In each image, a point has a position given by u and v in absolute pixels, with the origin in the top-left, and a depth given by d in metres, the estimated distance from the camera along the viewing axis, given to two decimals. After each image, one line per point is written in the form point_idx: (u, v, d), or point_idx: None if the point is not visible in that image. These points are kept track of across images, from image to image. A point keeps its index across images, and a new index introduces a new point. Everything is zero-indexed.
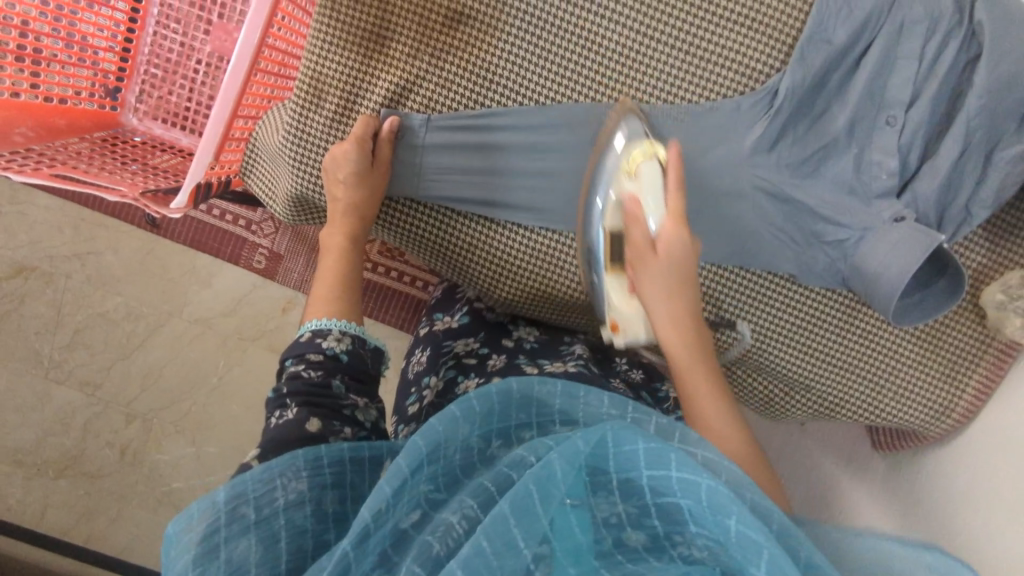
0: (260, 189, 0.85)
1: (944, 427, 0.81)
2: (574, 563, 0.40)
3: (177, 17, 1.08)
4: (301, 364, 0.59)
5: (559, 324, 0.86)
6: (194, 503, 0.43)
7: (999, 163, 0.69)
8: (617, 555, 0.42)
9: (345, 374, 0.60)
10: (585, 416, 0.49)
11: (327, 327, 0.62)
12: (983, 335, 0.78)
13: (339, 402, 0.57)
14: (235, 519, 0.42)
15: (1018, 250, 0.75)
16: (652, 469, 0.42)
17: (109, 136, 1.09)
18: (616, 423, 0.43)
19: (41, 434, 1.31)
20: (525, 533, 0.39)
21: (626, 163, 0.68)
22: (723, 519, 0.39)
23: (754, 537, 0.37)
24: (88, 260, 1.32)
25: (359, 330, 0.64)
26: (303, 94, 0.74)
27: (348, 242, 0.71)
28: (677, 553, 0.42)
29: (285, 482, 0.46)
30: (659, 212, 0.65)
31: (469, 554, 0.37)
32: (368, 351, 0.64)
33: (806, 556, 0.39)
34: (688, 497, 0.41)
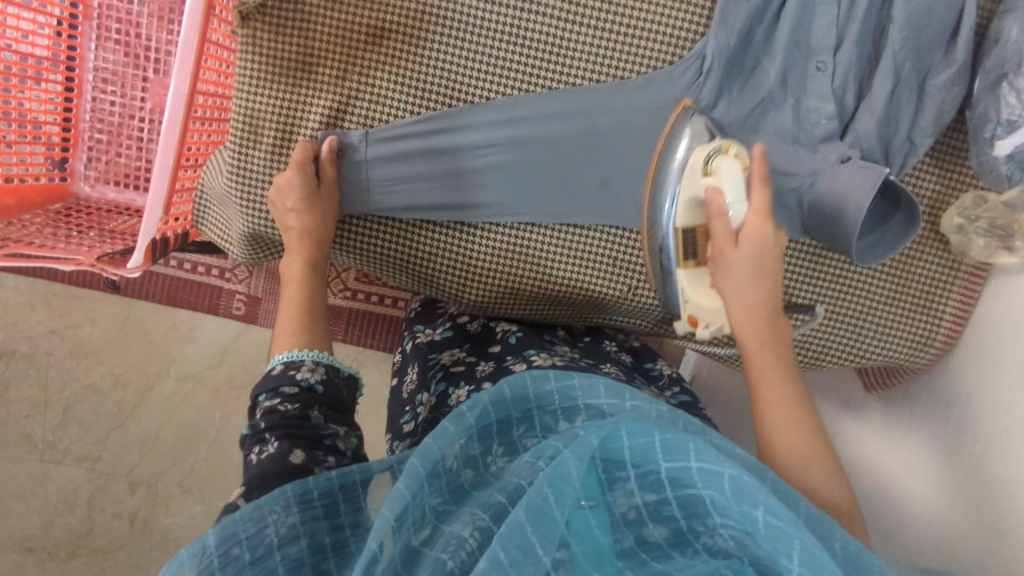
0: (216, 234, 0.84)
1: (928, 358, 0.80)
2: (597, 566, 0.39)
3: (114, 80, 1.08)
4: (276, 398, 0.59)
5: (537, 320, 0.86)
6: (182, 550, 0.42)
7: (932, 92, 0.71)
8: (642, 553, 0.41)
9: (323, 405, 0.60)
10: (586, 403, 0.49)
11: (299, 358, 0.62)
12: (949, 259, 0.79)
13: (319, 432, 0.57)
14: (230, 560, 0.42)
15: (969, 172, 0.76)
16: (670, 461, 0.41)
17: (63, 209, 1.08)
18: (627, 418, 0.42)
19: (48, 517, 1.29)
20: (544, 540, 0.38)
21: (702, 161, 0.68)
22: (750, 509, 0.38)
23: (784, 527, 0.37)
24: (67, 335, 1.31)
25: (331, 358, 0.64)
26: (240, 132, 0.75)
27: (309, 267, 0.72)
28: (701, 545, 0.41)
29: (274, 516, 0.45)
30: (739, 206, 0.65)
31: (486, 567, 0.36)
32: (343, 379, 0.63)
33: (841, 546, 0.39)
34: (710, 488, 0.40)
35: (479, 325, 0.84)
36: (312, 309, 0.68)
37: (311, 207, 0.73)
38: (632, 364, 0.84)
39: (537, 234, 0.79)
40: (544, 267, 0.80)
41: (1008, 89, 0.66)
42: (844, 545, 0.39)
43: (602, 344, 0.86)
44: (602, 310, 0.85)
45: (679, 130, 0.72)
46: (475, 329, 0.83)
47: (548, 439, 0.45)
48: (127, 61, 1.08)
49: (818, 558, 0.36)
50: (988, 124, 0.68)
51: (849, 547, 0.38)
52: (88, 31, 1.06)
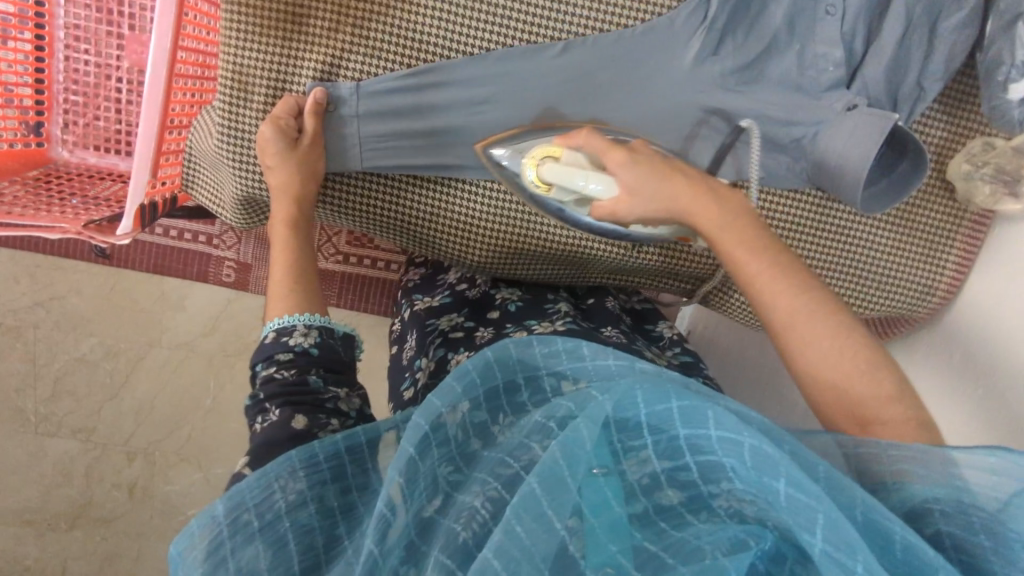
0: (207, 198, 0.82)
1: (930, 307, 0.80)
2: (614, 538, 0.38)
3: (87, 38, 1.03)
4: (272, 366, 0.58)
5: (538, 280, 0.85)
6: (192, 521, 0.42)
7: (944, 34, 0.69)
8: (660, 521, 0.40)
9: (320, 367, 0.59)
10: (593, 364, 0.46)
11: (292, 323, 0.60)
12: (954, 206, 0.78)
13: (320, 396, 0.56)
14: (240, 527, 0.41)
15: (980, 117, 0.75)
16: (688, 428, 0.40)
17: (41, 174, 1.04)
18: (644, 382, 0.41)
19: (45, 489, 1.29)
20: (559, 510, 0.38)
21: (540, 186, 0.68)
22: (770, 480, 0.37)
23: (806, 501, 0.36)
24: (52, 306, 1.28)
25: (324, 320, 0.62)
26: (228, 89, 0.71)
27: (277, 222, 0.69)
28: (717, 508, 0.41)
29: (279, 483, 0.44)
30: (594, 177, 0.62)
31: (502, 540, 0.36)
32: (337, 339, 0.61)
33: (861, 511, 0.37)
34: (729, 455, 0.39)
35: (478, 291, 0.82)
36: (300, 271, 0.66)
37: (298, 167, 0.70)
38: (632, 325, 0.85)
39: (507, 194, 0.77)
40: (547, 231, 0.79)
41: None
42: (866, 511, 0.36)
43: (603, 302, 0.85)
44: (604, 270, 0.85)
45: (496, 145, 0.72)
46: (474, 295, 0.81)
47: (559, 399, 0.45)
48: (99, 17, 1.02)
49: (842, 533, 0.34)
50: (1001, 67, 0.67)
51: (873, 515, 0.36)
52: None
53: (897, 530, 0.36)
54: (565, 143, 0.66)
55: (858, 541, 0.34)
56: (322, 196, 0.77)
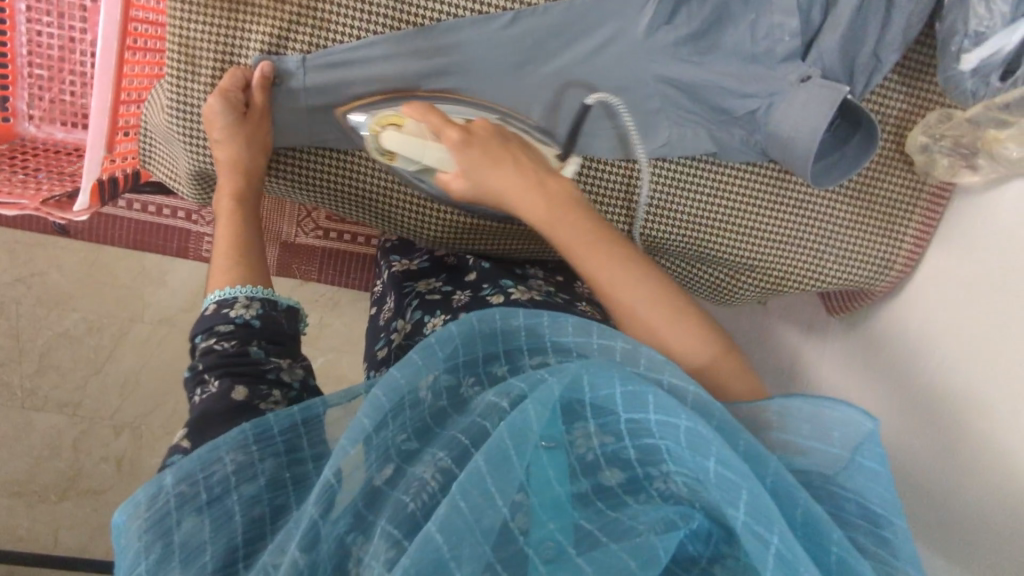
0: (164, 172, 0.81)
1: (887, 281, 0.82)
2: (553, 516, 0.40)
3: (48, 9, 1.01)
4: (211, 338, 0.58)
5: (502, 253, 0.85)
6: (137, 488, 0.42)
7: (901, 4, 0.68)
8: (598, 501, 0.43)
9: (262, 339, 0.59)
10: (552, 341, 0.49)
11: (232, 296, 0.61)
12: (913, 178, 0.78)
13: (260, 367, 0.57)
14: (187, 500, 0.42)
15: (938, 89, 0.74)
16: (629, 411, 0.42)
17: (8, 149, 1.05)
18: (591, 365, 0.42)
19: (33, 462, 1.31)
20: (502, 486, 0.38)
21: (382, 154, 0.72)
22: (702, 460, 0.39)
23: (733, 477, 0.37)
24: (33, 282, 1.29)
25: (267, 292, 0.63)
26: (175, 61, 0.70)
27: (232, 199, 0.71)
28: (654, 490, 0.43)
29: (230, 454, 0.45)
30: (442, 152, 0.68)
31: (446, 514, 0.36)
32: (281, 312, 0.63)
33: (771, 482, 0.41)
34: (667, 439, 0.41)
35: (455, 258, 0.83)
36: (249, 251, 0.67)
37: (251, 136, 0.71)
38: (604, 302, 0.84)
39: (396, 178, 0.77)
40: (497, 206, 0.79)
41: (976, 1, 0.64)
42: (775, 481, 0.41)
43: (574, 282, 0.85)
44: None
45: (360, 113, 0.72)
46: (451, 261, 0.83)
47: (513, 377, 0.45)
48: None
49: (765, 508, 0.36)
50: (955, 37, 0.66)
51: (780, 487, 0.41)
52: None
53: (801, 500, 0.40)
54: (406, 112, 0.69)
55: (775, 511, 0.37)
56: (274, 168, 0.77)
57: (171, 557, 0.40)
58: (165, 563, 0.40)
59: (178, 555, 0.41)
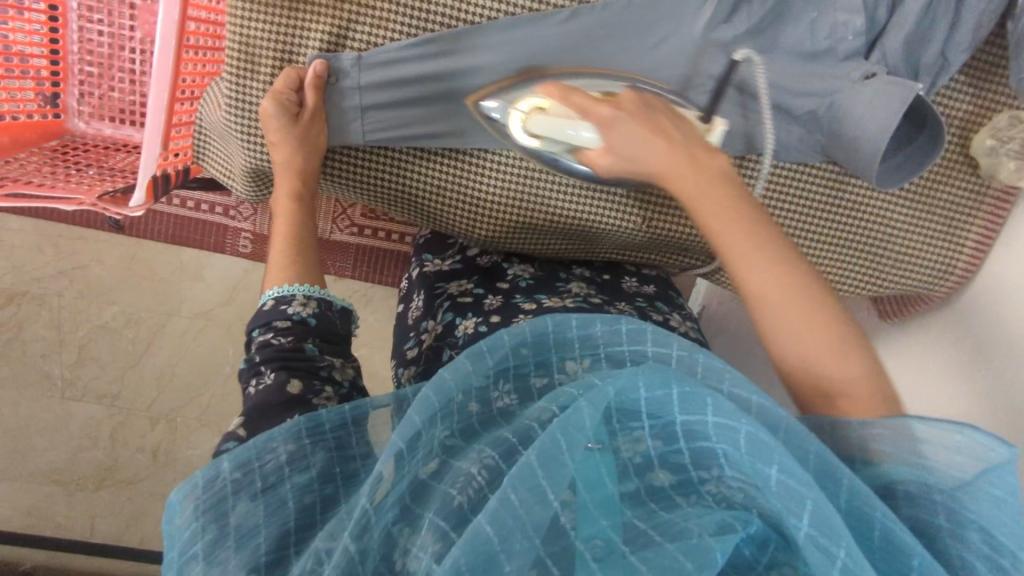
0: (217, 169, 0.82)
1: (946, 288, 0.80)
2: (605, 513, 0.38)
3: (99, 7, 1.02)
4: (269, 332, 0.59)
5: (552, 255, 0.85)
6: (198, 470, 0.43)
7: (971, 4, 0.66)
8: (650, 502, 0.40)
9: (317, 337, 0.60)
10: (608, 351, 0.46)
11: (290, 293, 0.62)
12: (977, 183, 0.76)
13: (315, 363, 0.57)
14: (244, 485, 0.43)
15: (1006, 90, 0.72)
16: (685, 414, 0.39)
17: (58, 146, 1.06)
18: (645, 369, 0.40)
19: (72, 452, 1.33)
20: (554, 484, 0.37)
21: (528, 140, 0.70)
22: (762, 467, 0.36)
23: (795, 485, 0.35)
24: (74, 275, 1.30)
25: (323, 292, 0.63)
26: (236, 61, 0.71)
27: (293, 202, 0.71)
28: (706, 492, 0.40)
29: (284, 445, 0.45)
30: (580, 126, 0.63)
31: (496, 506, 0.35)
32: (335, 312, 0.63)
33: (845, 499, 0.38)
34: (722, 442, 0.38)
35: (489, 261, 0.83)
36: (303, 244, 0.68)
37: (303, 141, 0.71)
38: (655, 293, 0.84)
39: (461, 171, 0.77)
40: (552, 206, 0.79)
41: None
42: (850, 490, 0.38)
43: (619, 283, 0.85)
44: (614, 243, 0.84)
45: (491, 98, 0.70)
46: (485, 262, 0.83)
47: (562, 386, 0.44)
48: None
49: (828, 520, 0.34)
50: None
51: (855, 502, 0.38)
52: None
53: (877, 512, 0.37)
54: (547, 94, 0.65)
55: (843, 528, 0.34)
56: (326, 168, 0.78)
57: (226, 539, 0.40)
58: (219, 546, 0.40)
59: (234, 535, 0.41)
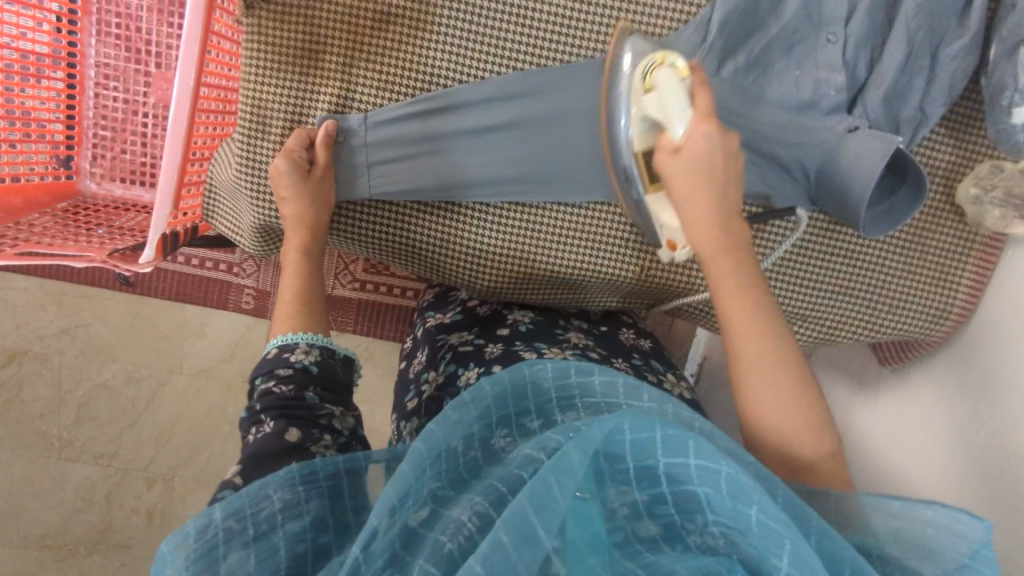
0: (227, 227, 0.84)
1: (943, 332, 0.80)
2: (594, 553, 0.44)
3: (116, 75, 1.08)
4: (271, 380, 0.60)
5: (552, 305, 0.86)
6: (189, 521, 0.43)
7: (946, 62, 0.69)
8: (635, 544, 0.46)
9: (318, 385, 0.60)
10: (582, 399, 0.52)
11: (294, 341, 0.63)
12: (965, 232, 0.78)
13: (315, 412, 0.57)
14: (235, 535, 0.42)
15: (985, 140, 0.75)
16: (668, 456, 0.45)
17: (70, 206, 1.08)
18: (630, 414, 0.45)
19: (66, 514, 1.31)
20: (545, 523, 0.40)
21: (642, 80, 0.66)
22: (744, 508, 0.42)
23: (777, 528, 0.40)
24: (78, 333, 1.31)
25: (326, 340, 0.64)
26: (247, 123, 0.74)
27: (293, 252, 0.73)
28: (691, 541, 0.46)
29: (278, 493, 0.46)
30: (686, 118, 0.62)
31: (488, 550, 0.38)
32: (337, 360, 0.64)
33: (816, 539, 0.41)
34: (705, 485, 0.44)
35: (489, 310, 0.85)
36: (303, 292, 0.69)
37: (318, 197, 0.74)
38: (650, 350, 0.84)
39: (464, 222, 0.79)
40: (554, 257, 0.81)
41: None
42: (818, 538, 0.42)
43: (616, 337, 0.85)
44: (612, 291, 0.85)
45: (620, 51, 0.69)
46: (485, 312, 0.84)
47: (548, 432, 0.48)
48: (127, 56, 1.07)
49: (807, 561, 0.39)
50: (1004, 91, 0.67)
51: (826, 542, 0.41)
52: (88, 27, 1.06)
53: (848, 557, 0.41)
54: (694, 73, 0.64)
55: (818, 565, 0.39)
56: (334, 224, 0.80)
57: None
58: None
59: None
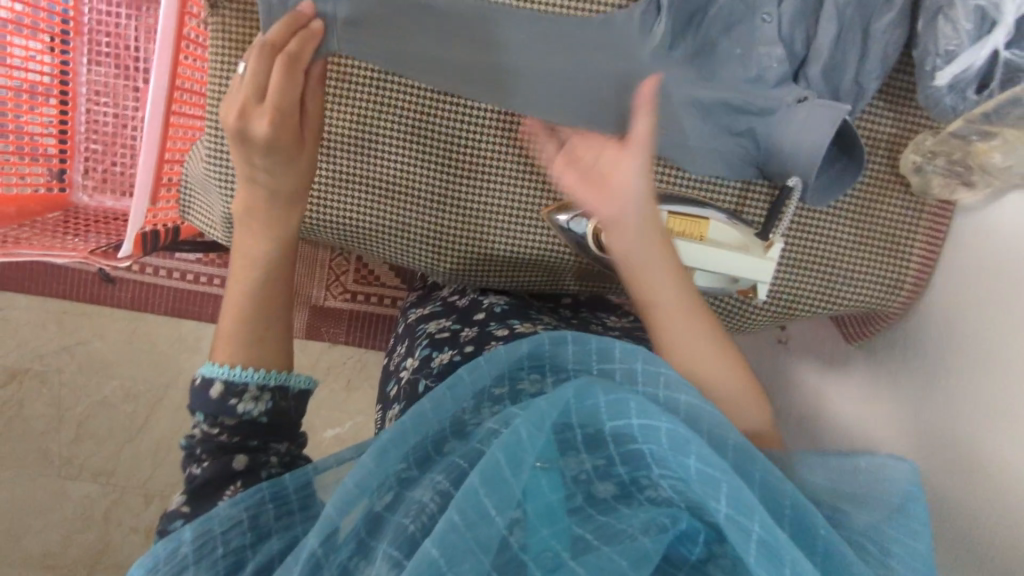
0: (201, 221, 0.88)
1: (900, 301, 0.83)
2: (546, 522, 0.42)
3: (106, 92, 1.14)
4: (215, 422, 0.59)
5: (519, 287, 0.90)
6: (159, 544, 0.45)
7: (876, 36, 0.72)
8: (588, 508, 0.44)
9: (262, 432, 0.60)
10: (552, 365, 0.53)
11: (242, 381, 0.60)
12: (914, 202, 0.80)
13: (257, 455, 0.59)
14: (205, 554, 0.44)
15: (923, 111, 0.78)
16: (613, 420, 0.45)
17: (62, 216, 1.13)
18: (577, 380, 0.46)
19: (65, 533, 1.33)
20: (497, 502, 0.40)
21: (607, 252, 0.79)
22: (684, 458, 0.42)
23: (712, 471, 0.40)
24: (76, 350, 1.35)
25: (279, 379, 0.62)
26: (216, 115, 0.79)
27: (274, 211, 0.69)
28: (643, 496, 0.45)
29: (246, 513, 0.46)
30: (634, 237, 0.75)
31: (444, 531, 0.38)
32: (287, 399, 0.62)
33: (759, 473, 0.43)
34: (650, 441, 0.44)
35: (468, 300, 0.87)
36: (275, 281, 0.67)
37: (277, 118, 0.65)
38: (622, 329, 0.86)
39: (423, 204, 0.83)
40: (498, 236, 0.85)
41: (944, 22, 0.67)
42: (763, 475, 0.43)
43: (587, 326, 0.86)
44: (577, 275, 0.88)
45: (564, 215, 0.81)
46: (463, 304, 0.86)
47: (512, 410, 0.47)
48: (117, 73, 1.13)
49: (741, 498, 0.39)
50: (927, 57, 0.70)
51: (769, 479, 0.43)
52: (80, 46, 1.12)
53: (786, 493, 0.43)
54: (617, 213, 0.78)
55: (757, 504, 0.39)
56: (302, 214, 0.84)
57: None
58: None
59: None
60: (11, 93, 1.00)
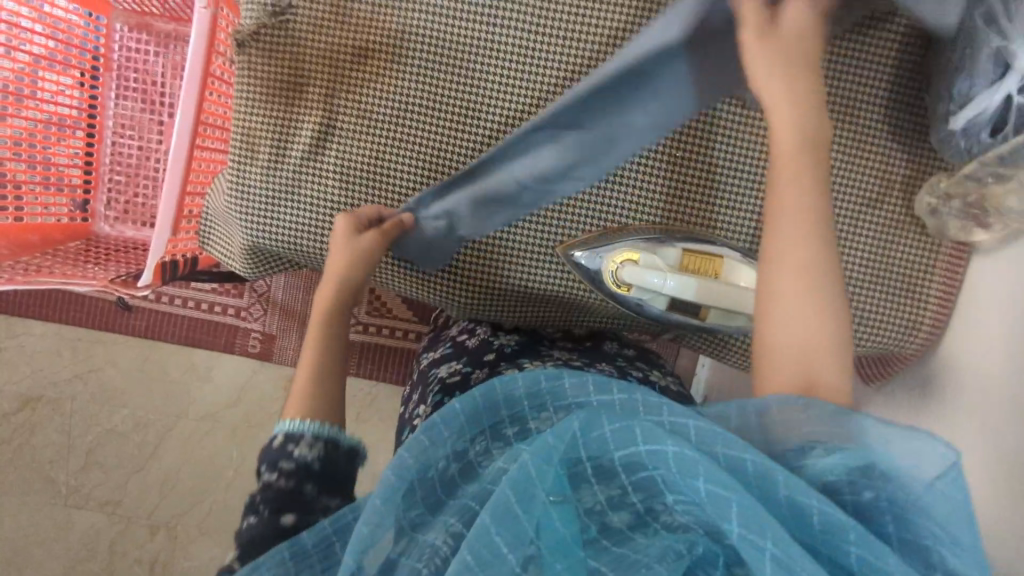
0: (220, 252, 0.90)
1: (916, 343, 0.82)
2: (560, 557, 0.42)
3: (131, 125, 1.17)
4: (274, 472, 0.61)
5: (532, 324, 0.91)
6: None
7: None
8: (603, 539, 0.44)
9: (317, 482, 0.61)
10: (555, 402, 0.49)
11: (300, 430, 0.63)
12: (929, 242, 0.80)
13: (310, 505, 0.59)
14: None
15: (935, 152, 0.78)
16: (621, 451, 0.44)
17: (83, 246, 1.14)
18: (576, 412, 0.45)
19: (69, 563, 1.32)
20: (509, 539, 0.41)
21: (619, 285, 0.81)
22: (692, 481, 0.41)
23: (722, 492, 0.40)
24: (89, 378, 1.35)
25: (333, 430, 0.65)
26: (239, 150, 0.81)
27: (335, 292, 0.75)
28: (660, 523, 0.45)
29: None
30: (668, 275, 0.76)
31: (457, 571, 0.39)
32: (341, 452, 0.64)
33: (784, 495, 0.41)
34: (659, 466, 0.43)
35: (479, 337, 0.89)
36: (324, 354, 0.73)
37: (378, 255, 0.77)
38: (634, 355, 0.90)
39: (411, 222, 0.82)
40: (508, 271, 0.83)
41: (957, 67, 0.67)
42: (789, 495, 0.40)
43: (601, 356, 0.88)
44: (590, 313, 0.88)
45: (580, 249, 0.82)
46: (474, 342, 0.88)
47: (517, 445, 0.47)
48: (144, 108, 1.17)
49: (754, 512, 0.39)
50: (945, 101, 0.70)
51: (795, 497, 0.40)
52: (109, 81, 1.16)
53: (812, 503, 0.40)
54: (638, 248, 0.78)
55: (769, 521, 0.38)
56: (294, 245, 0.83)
57: None
58: None
59: None
60: (39, 125, 1.05)
